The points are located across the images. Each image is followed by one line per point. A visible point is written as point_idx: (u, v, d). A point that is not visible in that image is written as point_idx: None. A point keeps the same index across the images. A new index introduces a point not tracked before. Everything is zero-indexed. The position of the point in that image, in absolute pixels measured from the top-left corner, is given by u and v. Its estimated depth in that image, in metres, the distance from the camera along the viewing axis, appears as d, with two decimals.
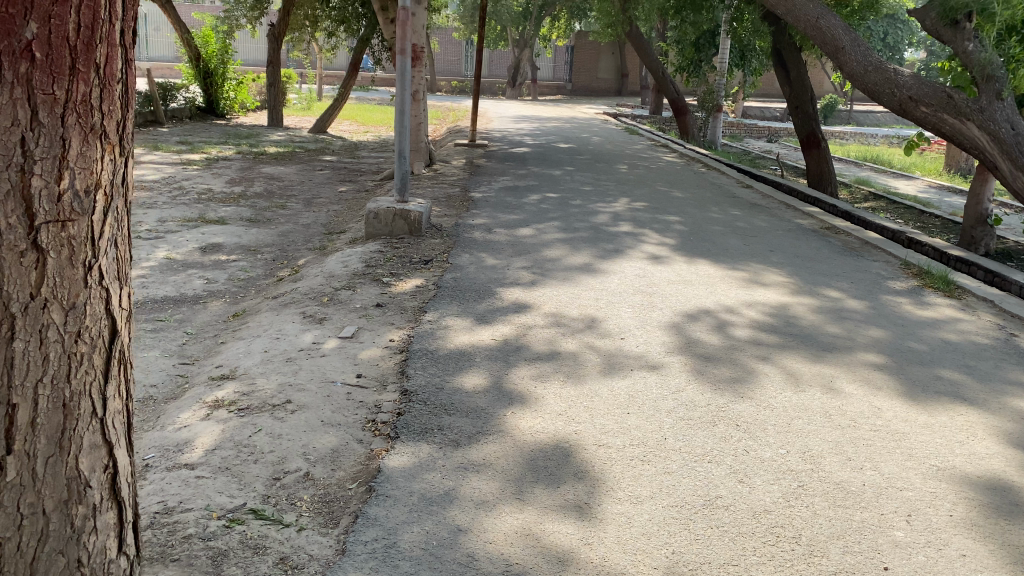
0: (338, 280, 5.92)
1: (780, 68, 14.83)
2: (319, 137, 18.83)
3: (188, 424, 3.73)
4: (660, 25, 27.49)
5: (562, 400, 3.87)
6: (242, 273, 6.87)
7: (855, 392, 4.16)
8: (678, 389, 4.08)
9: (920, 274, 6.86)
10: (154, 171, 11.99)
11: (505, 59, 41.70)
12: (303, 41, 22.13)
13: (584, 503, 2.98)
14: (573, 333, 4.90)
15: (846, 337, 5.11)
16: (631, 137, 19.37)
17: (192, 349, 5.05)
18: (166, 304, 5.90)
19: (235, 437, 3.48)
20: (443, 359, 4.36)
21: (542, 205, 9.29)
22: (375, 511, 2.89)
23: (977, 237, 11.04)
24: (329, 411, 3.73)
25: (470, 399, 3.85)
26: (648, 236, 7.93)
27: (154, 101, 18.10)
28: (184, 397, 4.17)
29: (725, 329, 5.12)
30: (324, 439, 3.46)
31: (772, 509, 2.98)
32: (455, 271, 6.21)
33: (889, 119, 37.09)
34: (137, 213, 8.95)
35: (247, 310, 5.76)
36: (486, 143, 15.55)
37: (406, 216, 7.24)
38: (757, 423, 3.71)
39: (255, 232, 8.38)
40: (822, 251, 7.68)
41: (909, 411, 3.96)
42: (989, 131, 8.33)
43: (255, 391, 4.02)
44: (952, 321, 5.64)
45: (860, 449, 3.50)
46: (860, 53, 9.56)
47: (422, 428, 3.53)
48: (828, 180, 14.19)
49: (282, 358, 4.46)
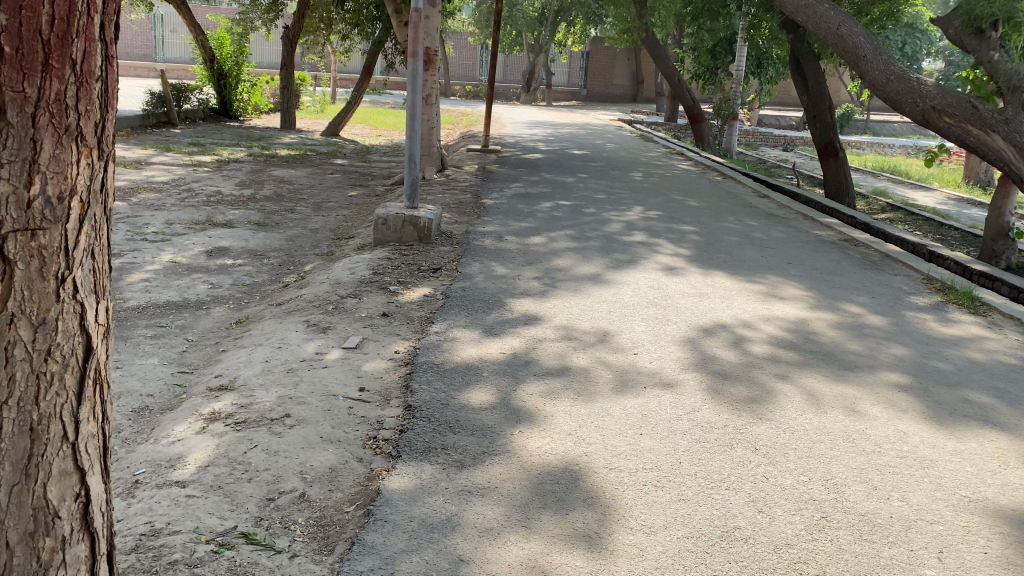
0: (344, 287, 5.78)
1: (797, 76, 14.61)
2: (332, 140, 18.76)
3: (182, 437, 3.58)
4: (677, 32, 27.31)
5: (573, 419, 3.71)
6: (247, 278, 6.75)
7: (880, 415, 3.97)
8: (694, 408, 3.91)
9: (943, 290, 6.65)
10: (165, 172, 11.93)
11: (520, 64, 41.66)
12: (318, 43, 22.09)
13: (594, 532, 2.81)
14: (585, 347, 4.74)
15: (868, 355, 4.91)
16: (646, 144, 19.22)
17: (191, 357, 4.91)
18: (168, 309, 5.78)
19: (230, 453, 3.33)
20: (449, 373, 4.20)
21: (554, 213, 9.13)
22: (373, 537, 2.74)
23: (997, 251, 10.82)
24: (329, 427, 3.57)
25: (477, 416, 3.69)
26: (663, 247, 7.76)
27: (167, 102, 18.09)
28: (180, 408, 4.02)
29: (742, 345, 4.94)
30: (322, 457, 3.31)
31: (794, 542, 2.80)
32: (464, 280, 6.06)
33: (906, 129, 36.79)
34: (145, 214, 8.86)
35: (250, 317, 5.63)
36: (498, 149, 15.45)
37: (415, 223, 7.11)
38: (777, 446, 3.53)
39: (262, 237, 8.26)
40: (841, 264, 7.48)
41: (936, 436, 3.77)
42: (1015, 142, 8.10)
43: (254, 403, 3.88)
44: (978, 340, 5.43)
45: (887, 477, 3.32)
46: (881, 62, 9.33)
47: (426, 447, 3.38)
48: (846, 190, 13.99)
49: (283, 369, 4.31)
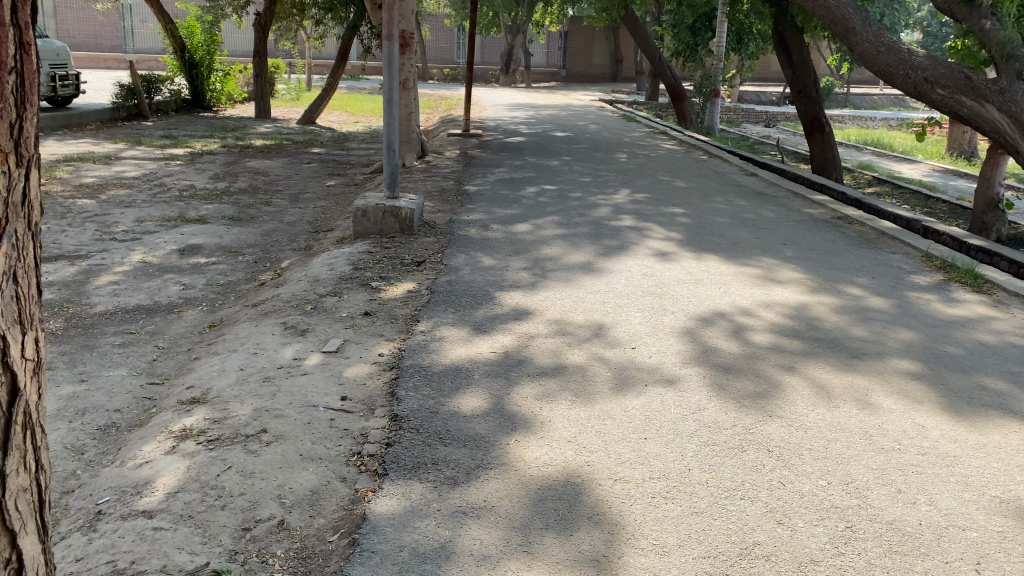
0: (323, 285, 5.49)
1: (782, 51, 14.28)
2: (308, 128, 18.36)
3: (150, 459, 3.30)
4: (655, 9, 26.96)
5: (572, 424, 3.46)
6: (221, 277, 6.45)
7: (895, 408, 3.75)
8: (698, 407, 3.66)
9: (944, 268, 6.44)
10: (136, 167, 11.54)
11: (498, 46, 41.14)
12: (291, 30, 21.62)
13: (603, 556, 2.57)
14: (580, 342, 4.48)
15: (875, 341, 4.69)
16: (628, 124, 18.93)
17: (162, 366, 4.62)
18: (138, 314, 5.47)
19: (201, 477, 3.06)
20: (437, 377, 3.94)
21: (540, 198, 8.85)
22: (358, 573, 2.48)
23: (987, 223, 10.65)
24: (308, 443, 3.31)
25: (469, 425, 3.43)
26: (653, 231, 7.51)
27: (137, 94, 17.61)
28: (149, 425, 3.73)
29: (743, 334, 4.70)
30: (303, 477, 3.05)
31: (820, 559, 2.58)
32: (449, 273, 5.79)
33: (886, 101, 36.62)
34: (115, 213, 8.51)
35: (225, 320, 5.34)
36: (480, 133, 15.14)
37: (396, 214, 6.81)
38: (791, 448, 3.31)
39: (237, 232, 7.94)
40: (837, 243, 7.26)
41: (957, 429, 3.55)
42: (1011, 113, 7.93)
43: (228, 418, 3.60)
44: (986, 320, 5.22)
45: (910, 478, 3.10)
46: (871, 34, 9.06)
47: (415, 462, 3.12)
48: (833, 165, 13.77)
49: (259, 379, 4.03)
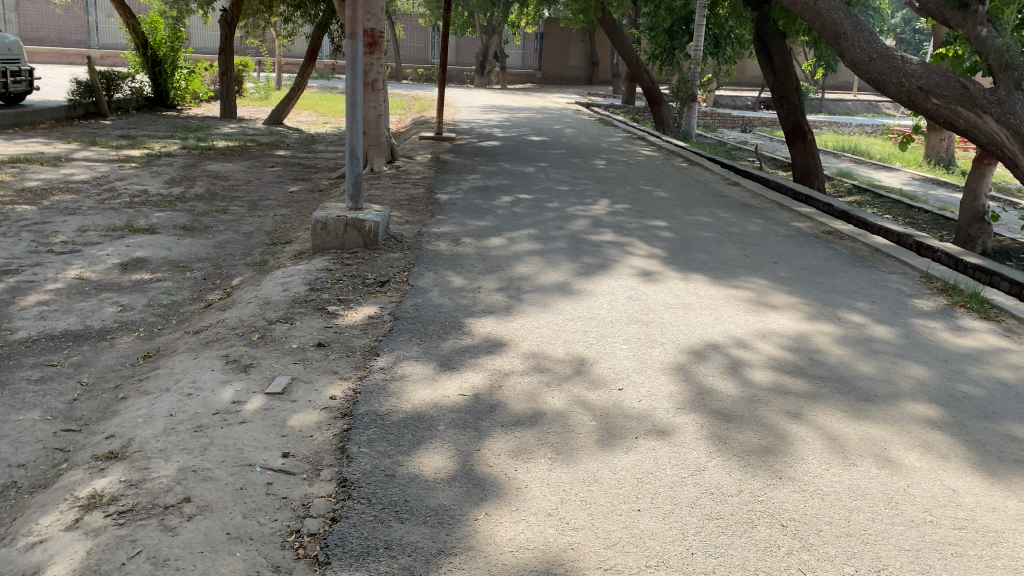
0: (275, 309, 4.93)
1: (763, 57, 13.84)
2: (274, 128, 17.68)
3: (45, 538, 2.70)
4: (632, 12, 26.54)
5: (552, 492, 2.95)
6: (165, 296, 5.86)
7: (920, 465, 3.29)
8: (698, 467, 3.17)
9: (946, 290, 6.02)
10: (86, 169, 10.85)
11: (473, 46, 40.49)
12: (258, 25, 20.90)
13: None
14: (559, 382, 3.97)
15: (885, 380, 4.22)
16: (606, 128, 18.52)
17: (82, 408, 4.04)
18: (65, 341, 4.87)
19: (101, 566, 2.49)
20: (396, 429, 3.40)
21: (515, 209, 8.34)
22: None
23: (973, 235, 10.24)
24: (238, 517, 2.76)
25: (431, 495, 2.91)
26: (635, 246, 7.04)
27: (95, 91, 16.83)
28: (54, 487, 3.14)
29: (741, 371, 4.23)
30: (228, 567, 2.50)
31: None
32: (416, 295, 5.27)
33: (860, 107, 36.71)
34: (56, 220, 7.87)
35: (162, 350, 4.78)
36: (453, 135, 14.63)
37: (360, 226, 6.24)
38: (807, 522, 2.83)
39: (188, 244, 7.35)
40: (830, 261, 6.84)
41: (993, 494, 3.10)
42: (1010, 124, 7.47)
43: (147, 480, 3.00)
44: (999, 353, 4.79)
45: (951, 563, 2.65)
46: (864, 39, 8.61)
47: (363, 547, 2.60)
48: (815, 173, 13.42)
49: (189, 428, 3.44)
